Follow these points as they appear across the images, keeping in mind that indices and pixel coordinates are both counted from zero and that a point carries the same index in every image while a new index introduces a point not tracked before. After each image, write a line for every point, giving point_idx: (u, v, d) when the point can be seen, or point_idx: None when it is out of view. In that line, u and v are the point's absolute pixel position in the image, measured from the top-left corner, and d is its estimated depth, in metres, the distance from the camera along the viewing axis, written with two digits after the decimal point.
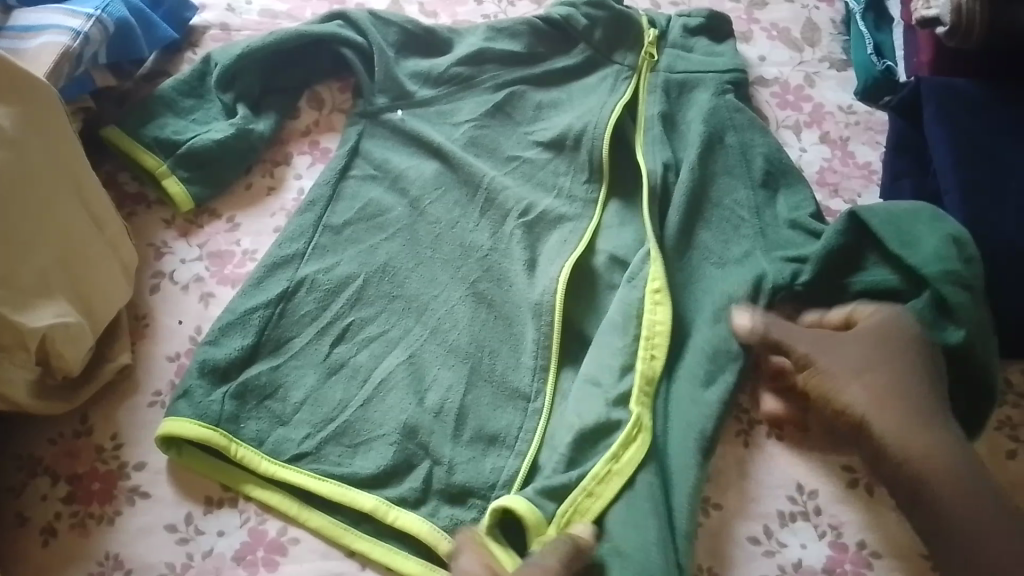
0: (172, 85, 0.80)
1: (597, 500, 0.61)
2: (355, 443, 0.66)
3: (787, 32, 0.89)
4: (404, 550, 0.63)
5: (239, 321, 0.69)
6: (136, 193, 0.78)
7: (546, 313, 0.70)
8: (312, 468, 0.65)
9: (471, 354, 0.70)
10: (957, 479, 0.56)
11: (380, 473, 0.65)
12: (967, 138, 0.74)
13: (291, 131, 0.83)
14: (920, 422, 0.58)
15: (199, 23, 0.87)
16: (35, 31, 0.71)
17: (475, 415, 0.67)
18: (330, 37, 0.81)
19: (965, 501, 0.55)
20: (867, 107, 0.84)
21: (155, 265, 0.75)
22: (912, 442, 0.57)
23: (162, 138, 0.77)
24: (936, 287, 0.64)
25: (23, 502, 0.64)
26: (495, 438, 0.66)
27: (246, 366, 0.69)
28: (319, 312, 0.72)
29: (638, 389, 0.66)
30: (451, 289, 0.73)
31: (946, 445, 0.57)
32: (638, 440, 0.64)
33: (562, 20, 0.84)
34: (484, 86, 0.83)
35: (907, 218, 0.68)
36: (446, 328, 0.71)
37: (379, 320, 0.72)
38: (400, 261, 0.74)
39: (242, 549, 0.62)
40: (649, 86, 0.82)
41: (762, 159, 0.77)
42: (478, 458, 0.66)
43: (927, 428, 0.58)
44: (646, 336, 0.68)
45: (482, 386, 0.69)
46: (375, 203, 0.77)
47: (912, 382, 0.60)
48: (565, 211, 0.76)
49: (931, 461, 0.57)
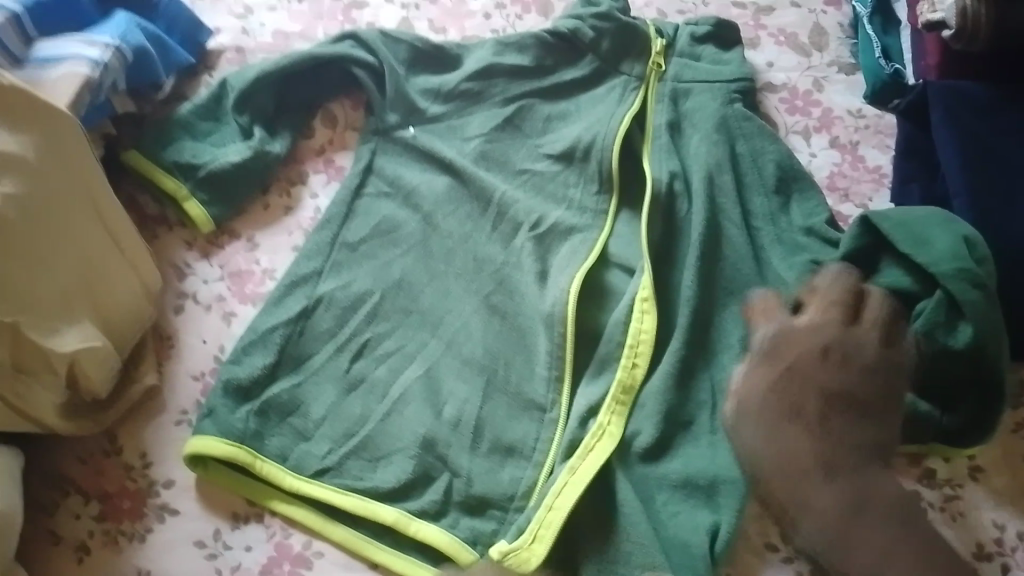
0: (189, 108, 0.82)
1: (558, 513, 0.63)
2: (376, 457, 0.68)
3: (794, 37, 0.89)
4: (426, 562, 0.64)
5: (260, 339, 0.71)
6: (157, 215, 0.80)
7: (559, 324, 0.71)
8: (335, 482, 0.67)
9: (486, 367, 0.71)
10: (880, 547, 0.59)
11: (401, 486, 0.66)
12: (975, 140, 0.74)
13: (306, 150, 0.84)
14: (833, 493, 0.61)
15: (214, 46, 0.89)
16: (54, 61, 0.73)
17: (490, 427, 0.69)
18: (340, 58, 0.83)
19: None
20: (876, 111, 0.84)
21: (177, 286, 0.76)
22: (821, 538, 0.61)
23: (181, 161, 0.79)
24: (946, 285, 0.64)
25: (56, 521, 0.65)
26: (513, 449, 0.68)
27: (268, 384, 0.70)
28: (337, 329, 0.73)
29: (612, 398, 0.68)
30: (465, 302, 0.74)
31: (840, 510, 0.61)
32: (595, 450, 0.66)
33: (570, 32, 0.85)
34: (494, 100, 0.84)
35: (921, 222, 0.68)
36: (462, 342, 0.72)
37: (395, 335, 0.73)
38: (415, 276, 0.76)
39: (269, 563, 0.64)
40: (657, 95, 0.83)
41: (773, 166, 0.78)
42: (496, 469, 0.67)
43: (840, 496, 0.61)
44: (632, 344, 0.70)
45: (498, 397, 0.70)
46: (390, 219, 0.79)
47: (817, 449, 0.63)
48: (576, 222, 0.78)
49: (849, 536, 0.60)
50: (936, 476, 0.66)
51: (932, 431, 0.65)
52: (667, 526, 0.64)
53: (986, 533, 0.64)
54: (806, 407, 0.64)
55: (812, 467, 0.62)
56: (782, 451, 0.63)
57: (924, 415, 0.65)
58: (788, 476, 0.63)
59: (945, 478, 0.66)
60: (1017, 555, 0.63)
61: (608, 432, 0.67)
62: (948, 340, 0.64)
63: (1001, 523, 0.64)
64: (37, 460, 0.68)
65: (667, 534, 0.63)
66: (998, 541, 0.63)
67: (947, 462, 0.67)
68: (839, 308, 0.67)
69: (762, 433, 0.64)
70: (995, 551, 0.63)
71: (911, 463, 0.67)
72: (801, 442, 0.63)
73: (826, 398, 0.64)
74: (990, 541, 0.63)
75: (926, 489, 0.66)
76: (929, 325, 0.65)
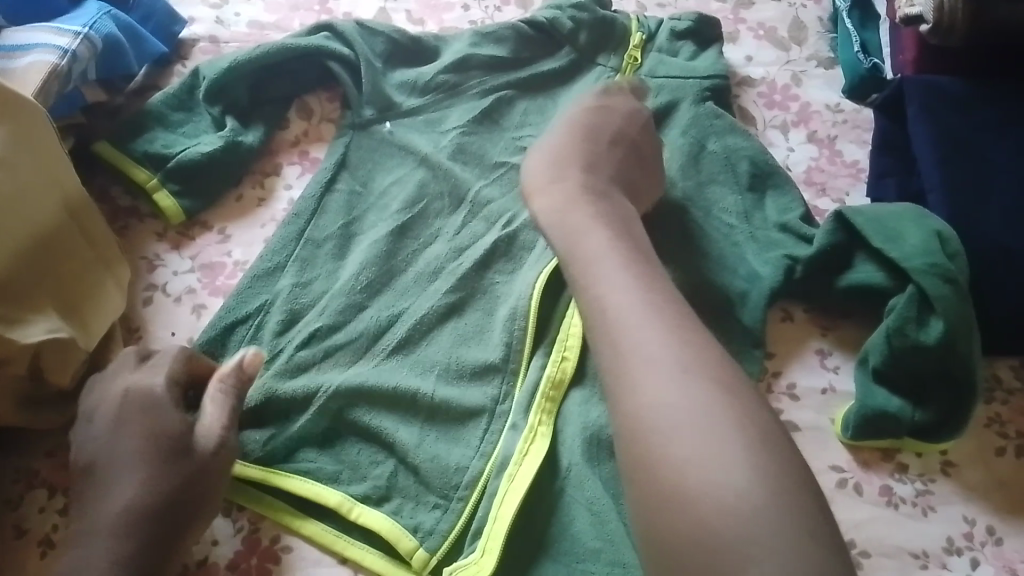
0: (161, 98, 0.81)
1: (503, 523, 0.62)
2: (320, 444, 0.67)
3: (773, 31, 0.89)
4: (371, 547, 0.63)
5: (221, 336, 0.71)
6: (128, 206, 0.79)
7: (521, 317, 0.70)
8: (278, 465, 0.66)
9: (440, 361, 0.69)
10: (635, 322, 0.51)
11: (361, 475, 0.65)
12: (950, 134, 0.74)
13: (281, 142, 0.83)
14: (615, 278, 0.54)
15: (188, 37, 0.88)
16: (23, 50, 0.71)
17: (443, 416, 0.67)
18: (315, 51, 0.82)
19: (608, 285, 0.54)
20: (854, 105, 0.84)
21: (147, 278, 0.75)
22: (553, 205, 0.65)
23: (152, 151, 0.78)
24: (918, 280, 0.65)
25: (20, 515, 0.64)
26: (460, 437, 0.66)
27: None
28: (294, 324, 0.72)
29: (542, 394, 0.67)
30: (427, 297, 0.73)
31: (586, 207, 0.63)
32: (531, 455, 0.65)
33: (548, 22, 0.85)
34: (471, 92, 0.84)
35: (893, 218, 0.69)
36: (418, 339, 0.71)
37: (348, 329, 0.71)
38: (371, 270, 0.74)
39: (235, 558, 0.63)
40: None
41: (747, 162, 0.78)
42: (442, 454, 0.65)
43: (624, 280, 0.54)
44: (562, 338, 0.70)
45: (451, 387, 0.68)
46: (348, 205, 0.78)
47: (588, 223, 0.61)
48: None
49: (603, 305, 0.53)
50: (908, 470, 0.66)
51: (905, 426, 0.65)
52: None
53: (957, 528, 0.63)
54: (600, 140, 0.73)
55: (575, 163, 0.70)
56: (563, 146, 0.72)
57: (895, 411, 0.65)
58: (544, 171, 0.70)
59: (917, 473, 0.66)
60: (987, 549, 0.63)
61: (541, 433, 0.66)
62: (918, 335, 0.64)
63: (971, 518, 0.64)
64: (5, 457, 0.67)
65: None
66: (970, 536, 0.63)
67: (919, 457, 0.67)
68: (608, 111, 0.77)
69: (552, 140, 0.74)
70: (964, 545, 0.63)
71: (883, 458, 0.67)
72: (579, 145, 0.73)
73: (610, 137, 0.74)
74: (960, 535, 0.63)
75: (897, 485, 0.65)
76: (900, 320, 0.65)
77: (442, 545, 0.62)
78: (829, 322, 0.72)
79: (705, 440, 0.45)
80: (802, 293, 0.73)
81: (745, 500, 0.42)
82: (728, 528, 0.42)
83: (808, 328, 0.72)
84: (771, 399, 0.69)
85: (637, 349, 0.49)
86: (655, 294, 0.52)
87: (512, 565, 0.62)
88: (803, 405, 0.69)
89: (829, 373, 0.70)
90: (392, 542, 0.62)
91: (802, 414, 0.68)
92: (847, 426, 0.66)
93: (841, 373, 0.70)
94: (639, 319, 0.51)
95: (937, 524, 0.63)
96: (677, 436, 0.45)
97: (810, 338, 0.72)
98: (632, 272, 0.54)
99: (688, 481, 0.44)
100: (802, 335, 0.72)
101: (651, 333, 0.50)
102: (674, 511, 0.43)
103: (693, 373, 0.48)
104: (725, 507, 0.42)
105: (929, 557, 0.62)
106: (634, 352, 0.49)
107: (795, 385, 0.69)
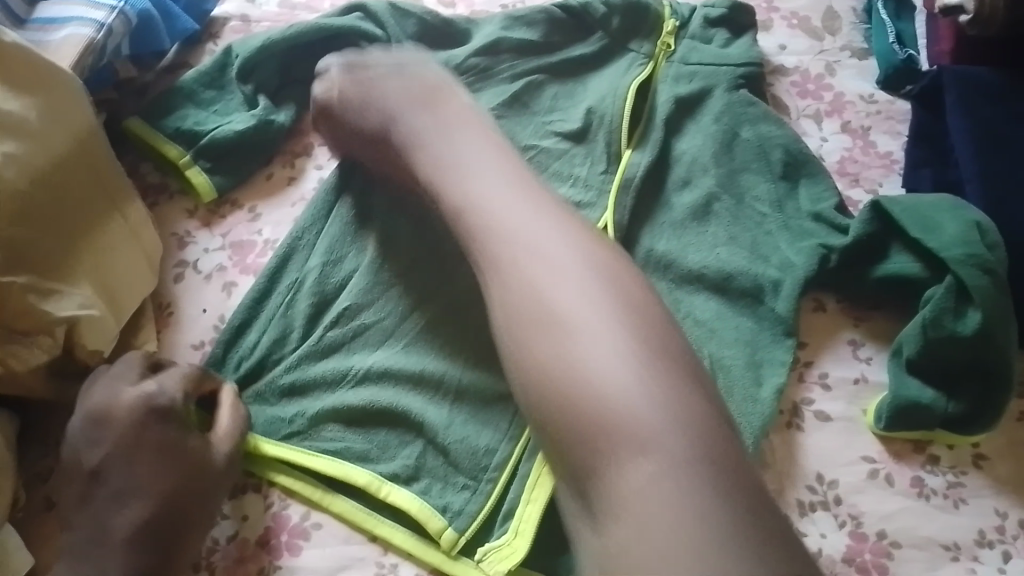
0: (193, 77, 0.81)
1: (536, 505, 0.62)
2: (349, 421, 0.67)
3: (807, 21, 0.88)
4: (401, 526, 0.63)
5: (252, 312, 0.71)
6: (158, 184, 0.79)
7: None
8: (305, 445, 0.66)
9: (469, 343, 0.69)
10: (555, 275, 0.53)
11: (384, 451, 0.65)
12: (986, 125, 0.74)
13: (310, 122, 0.83)
14: (534, 228, 0.55)
15: (220, 15, 0.88)
16: (58, 23, 0.72)
17: (471, 398, 0.67)
18: (347, 31, 0.82)
19: (518, 229, 0.56)
20: (888, 97, 0.83)
21: (177, 254, 0.75)
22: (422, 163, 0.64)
23: (183, 129, 0.78)
24: (955, 271, 0.65)
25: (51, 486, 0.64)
26: (486, 417, 0.66)
27: (265, 357, 0.69)
28: (321, 300, 0.72)
29: None
30: (457, 280, 0.72)
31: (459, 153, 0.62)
32: None
33: (581, 6, 0.85)
34: (502, 76, 0.83)
35: (930, 208, 0.69)
36: (449, 322, 0.70)
37: (375, 307, 0.71)
38: (403, 251, 0.73)
39: (266, 534, 0.63)
40: (663, 75, 0.82)
41: (781, 151, 0.77)
42: (471, 437, 0.65)
43: (540, 231, 0.55)
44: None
45: (478, 369, 0.68)
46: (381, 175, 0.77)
47: (483, 169, 0.60)
48: (580, 200, 0.76)
49: (519, 259, 0.54)
50: (940, 462, 0.66)
51: (939, 418, 0.64)
52: None
53: (988, 521, 0.63)
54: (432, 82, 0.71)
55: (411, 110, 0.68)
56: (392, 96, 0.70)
57: (930, 403, 0.64)
58: (419, 126, 0.66)
59: (949, 465, 0.65)
60: (1018, 543, 0.62)
61: None
62: (955, 327, 0.64)
63: (1002, 511, 0.63)
64: (36, 428, 0.67)
65: None
66: (1002, 530, 0.63)
67: (950, 450, 0.66)
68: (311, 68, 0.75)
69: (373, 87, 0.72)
70: (996, 538, 0.62)
71: (915, 450, 0.66)
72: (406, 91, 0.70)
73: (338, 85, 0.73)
74: (991, 529, 0.63)
75: (928, 477, 0.65)
76: (937, 311, 0.65)
77: (470, 526, 0.62)
78: (861, 313, 0.72)
79: (633, 409, 0.47)
80: (834, 282, 0.72)
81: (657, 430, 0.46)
82: (645, 462, 0.45)
83: (840, 318, 0.72)
84: (802, 388, 0.69)
85: (559, 301, 0.52)
86: (574, 247, 0.54)
87: (542, 545, 0.62)
88: (834, 395, 0.68)
89: (861, 363, 0.70)
90: (422, 523, 0.62)
91: (833, 404, 0.68)
92: (880, 417, 0.65)
93: (873, 364, 0.70)
94: (556, 266, 0.53)
95: (967, 517, 0.63)
96: (599, 378, 0.48)
97: (842, 328, 0.71)
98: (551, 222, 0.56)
99: (609, 422, 0.47)
100: (834, 326, 0.71)
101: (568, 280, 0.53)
102: (596, 449, 0.47)
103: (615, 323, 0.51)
104: (644, 439, 0.46)
105: (959, 550, 0.62)
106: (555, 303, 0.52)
107: (826, 374, 0.69)
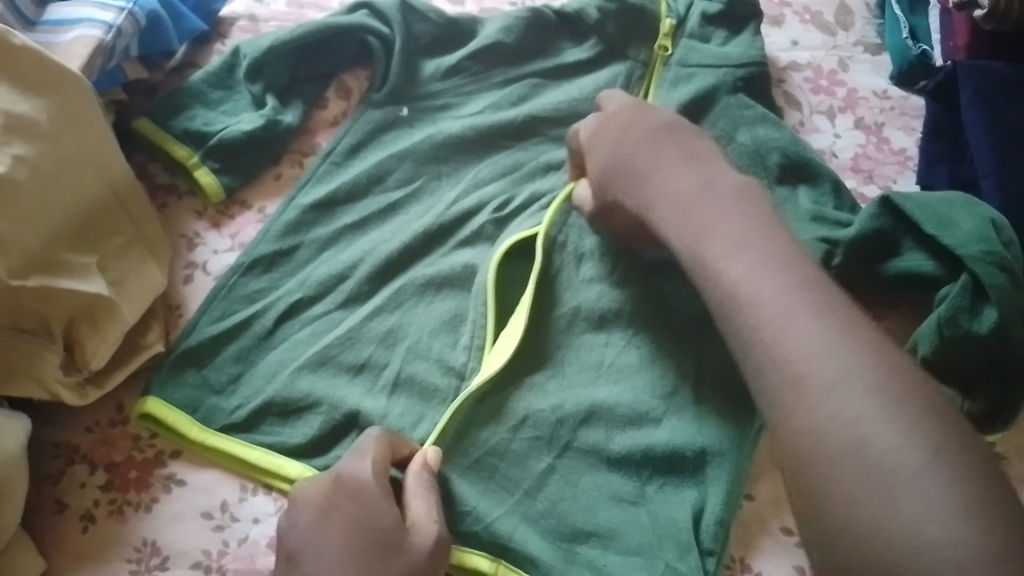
0: (201, 77, 0.80)
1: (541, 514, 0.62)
2: (286, 413, 0.66)
3: (820, 16, 0.87)
4: None
5: (221, 295, 0.70)
6: (167, 183, 0.78)
7: (483, 295, 0.69)
8: (239, 435, 0.65)
9: (410, 335, 0.69)
10: (790, 322, 0.52)
11: (319, 439, 0.65)
12: (1002, 120, 0.74)
13: (319, 121, 0.83)
14: (765, 280, 0.54)
15: (227, 14, 0.87)
16: (67, 24, 0.71)
17: (414, 389, 0.67)
18: (356, 28, 0.81)
19: (736, 267, 0.56)
20: (903, 92, 0.83)
21: (187, 256, 0.74)
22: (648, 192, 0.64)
23: (191, 129, 0.77)
24: (972, 268, 0.64)
25: (62, 489, 0.63)
26: (428, 402, 0.66)
27: (217, 349, 0.68)
28: (267, 289, 0.71)
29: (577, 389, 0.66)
30: (413, 275, 0.72)
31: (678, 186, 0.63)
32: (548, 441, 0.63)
33: (575, 13, 0.84)
34: (493, 80, 0.82)
35: (943, 206, 0.69)
36: (390, 309, 0.70)
37: (327, 299, 0.71)
38: (358, 245, 0.74)
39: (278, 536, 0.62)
40: (659, 80, 0.82)
41: (778, 154, 0.76)
42: (406, 430, 0.65)
43: (750, 229, 0.58)
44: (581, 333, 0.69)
45: (419, 361, 0.68)
46: (377, 163, 0.77)
47: (700, 182, 0.62)
48: (542, 190, 0.76)
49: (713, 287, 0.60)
50: None
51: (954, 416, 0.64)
52: (670, 510, 0.62)
53: None
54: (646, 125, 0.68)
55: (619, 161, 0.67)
56: (615, 147, 0.68)
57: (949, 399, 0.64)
58: (614, 157, 0.67)
59: None
60: None
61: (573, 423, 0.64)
62: (975, 324, 0.64)
63: None
64: (41, 427, 0.65)
65: (670, 518, 0.62)
66: None
67: None
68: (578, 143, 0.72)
69: (613, 138, 0.68)
70: None
71: None
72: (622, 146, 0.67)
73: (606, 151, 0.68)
74: None
75: None
76: (954, 310, 0.64)
77: None
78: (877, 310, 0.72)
79: (850, 417, 0.47)
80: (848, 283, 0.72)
81: (878, 442, 0.46)
82: (852, 488, 0.46)
83: None
84: None
85: (756, 310, 0.53)
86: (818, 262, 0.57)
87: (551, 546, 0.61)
88: None
89: None
90: None
91: None
92: None
93: None
94: (776, 291, 0.54)
95: None
96: (824, 396, 0.49)
97: None
98: (784, 277, 0.54)
99: (833, 438, 0.47)
100: None
101: (796, 293, 0.53)
102: (815, 472, 0.47)
103: (863, 369, 0.49)
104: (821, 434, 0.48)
105: None
106: (801, 356, 0.50)
107: None
